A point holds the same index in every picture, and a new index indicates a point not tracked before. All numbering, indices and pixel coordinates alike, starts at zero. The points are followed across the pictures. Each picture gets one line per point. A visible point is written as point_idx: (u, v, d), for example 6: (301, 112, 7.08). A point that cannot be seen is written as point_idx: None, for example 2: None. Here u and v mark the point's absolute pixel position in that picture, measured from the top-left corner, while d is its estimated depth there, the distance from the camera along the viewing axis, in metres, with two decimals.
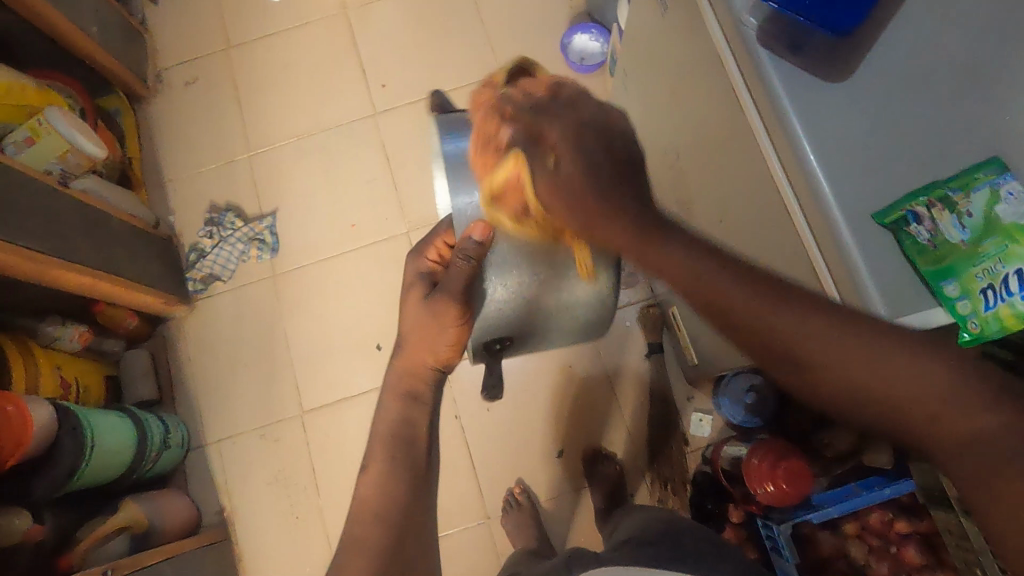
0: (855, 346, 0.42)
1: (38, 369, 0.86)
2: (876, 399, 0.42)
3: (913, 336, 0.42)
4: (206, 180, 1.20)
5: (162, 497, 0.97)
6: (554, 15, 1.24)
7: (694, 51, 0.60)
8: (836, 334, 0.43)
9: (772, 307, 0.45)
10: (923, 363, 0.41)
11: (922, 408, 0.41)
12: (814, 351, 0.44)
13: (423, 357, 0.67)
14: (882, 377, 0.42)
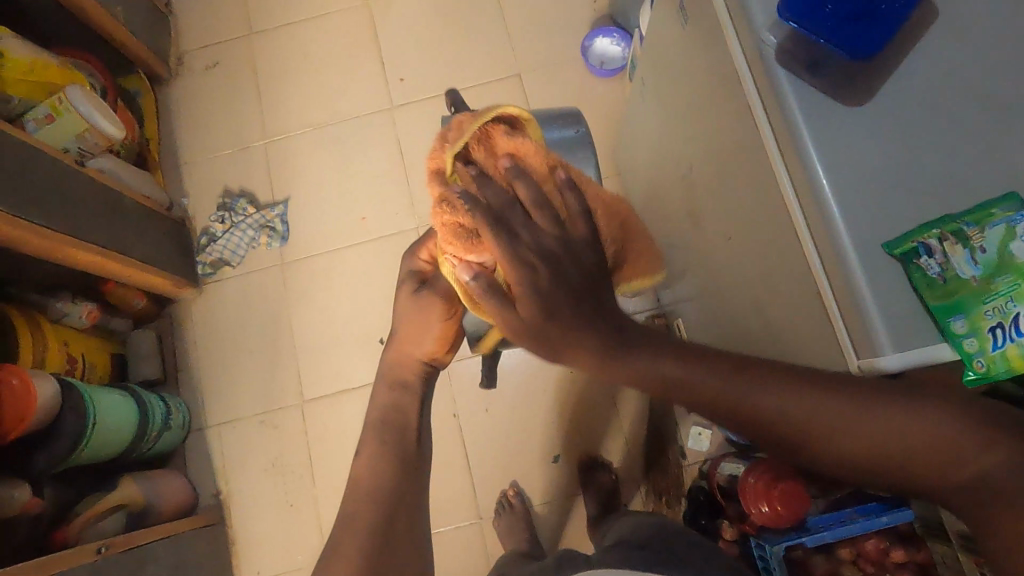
0: (848, 418, 0.45)
1: (46, 344, 0.87)
2: (872, 457, 0.45)
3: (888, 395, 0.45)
4: (221, 165, 1.21)
5: (160, 477, 0.98)
6: (577, 16, 1.23)
7: (711, 65, 0.59)
8: (810, 413, 0.46)
9: (748, 392, 0.48)
10: (908, 416, 0.44)
11: (917, 463, 0.44)
12: (796, 428, 0.47)
13: (410, 352, 0.65)
14: (870, 443, 0.45)
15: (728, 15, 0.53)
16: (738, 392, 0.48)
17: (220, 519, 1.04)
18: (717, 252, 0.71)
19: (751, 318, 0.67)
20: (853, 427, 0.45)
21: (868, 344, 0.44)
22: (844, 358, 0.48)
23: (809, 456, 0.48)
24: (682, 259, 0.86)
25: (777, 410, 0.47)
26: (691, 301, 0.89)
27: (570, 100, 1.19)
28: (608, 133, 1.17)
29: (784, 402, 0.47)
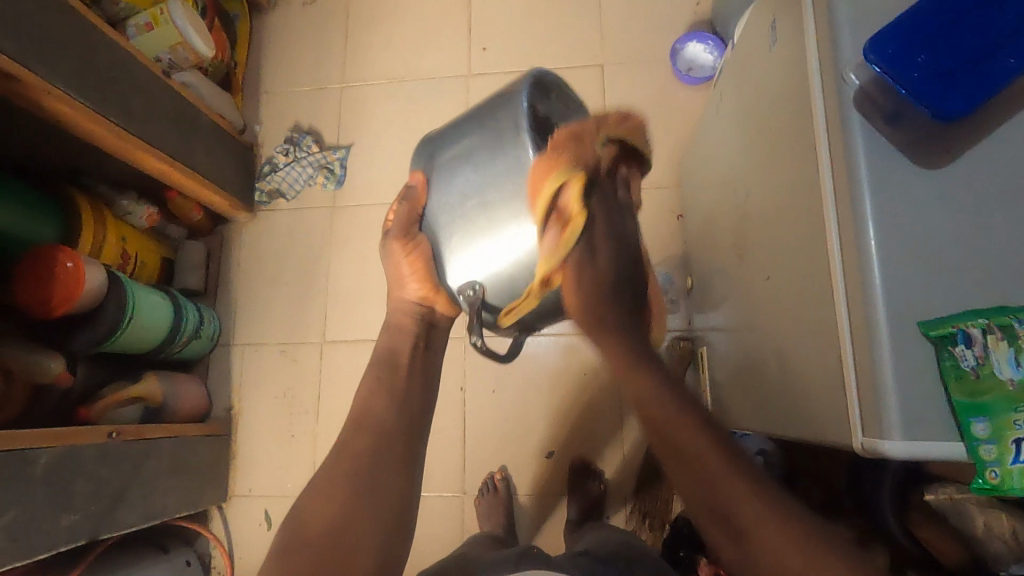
0: (775, 522, 0.51)
1: (105, 236, 0.93)
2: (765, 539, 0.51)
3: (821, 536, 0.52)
4: (297, 100, 1.25)
5: (181, 380, 1.04)
6: (675, 16, 1.18)
7: (787, 94, 0.56)
8: (755, 514, 0.52)
9: (728, 480, 0.54)
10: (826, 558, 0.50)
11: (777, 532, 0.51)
12: (735, 513, 0.52)
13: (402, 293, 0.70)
14: (804, 549, 0.50)
15: (815, 41, 0.49)
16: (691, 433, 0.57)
17: (226, 432, 1.10)
18: (754, 289, 0.68)
19: (772, 365, 0.64)
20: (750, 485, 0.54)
21: (877, 423, 0.42)
22: (852, 434, 0.46)
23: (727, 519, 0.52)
24: (722, 285, 0.83)
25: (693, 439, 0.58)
26: (720, 332, 0.85)
27: (649, 101, 1.15)
28: (679, 142, 1.13)
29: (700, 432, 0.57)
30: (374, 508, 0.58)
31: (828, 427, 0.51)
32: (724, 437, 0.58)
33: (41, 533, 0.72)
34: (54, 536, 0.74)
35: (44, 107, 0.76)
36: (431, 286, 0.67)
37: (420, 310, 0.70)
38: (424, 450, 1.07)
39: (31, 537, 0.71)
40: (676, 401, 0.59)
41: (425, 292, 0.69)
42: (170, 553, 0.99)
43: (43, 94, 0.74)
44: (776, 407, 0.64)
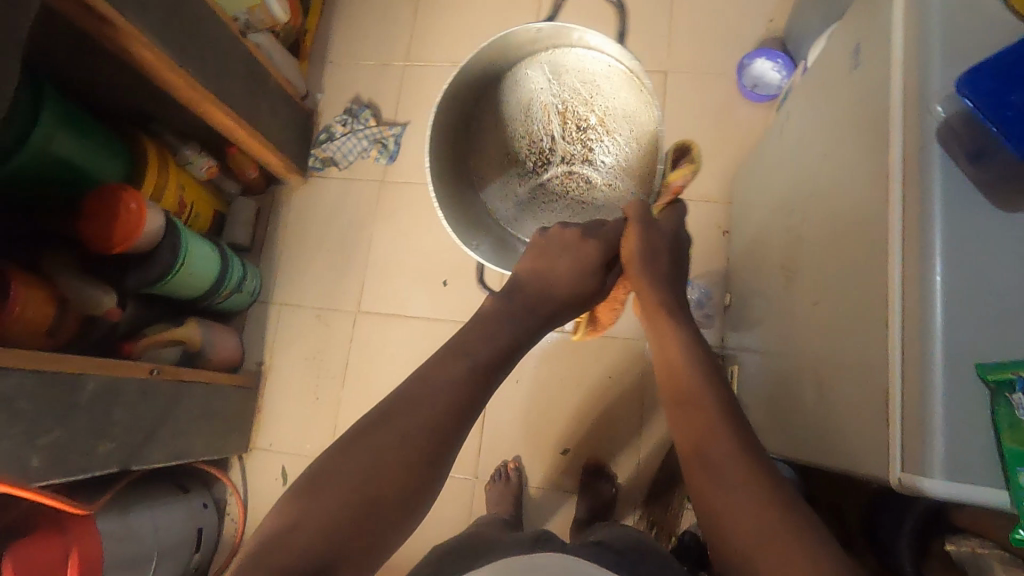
0: (729, 420, 0.57)
1: (167, 183, 0.97)
2: (730, 476, 0.53)
3: (758, 455, 0.54)
4: (360, 73, 1.27)
5: (219, 331, 1.08)
6: (746, 30, 1.17)
7: (863, 118, 0.55)
8: (711, 396, 0.59)
9: (685, 350, 0.64)
10: (752, 460, 0.54)
11: (732, 473, 0.53)
12: (683, 380, 0.61)
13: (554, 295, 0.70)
14: (730, 422, 0.57)
15: (901, 68, 0.49)
16: (682, 335, 0.66)
17: (255, 386, 1.13)
18: (798, 312, 0.67)
19: (807, 391, 0.64)
20: (744, 446, 0.55)
21: (919, 461, 0.42)
22: (890, 470, 0.46)
23: (688, 400, 0.60)
24: (763, 305, 0.82)
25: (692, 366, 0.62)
26: (755, 351, 0.84)
27: (708, 114, 1.14)
28: (736, 156, 1.11)
29: (715, 391, 0.60)
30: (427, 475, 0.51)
31: (862, 460, 0.50)
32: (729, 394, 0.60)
33: (80, 455, 0.76)
34: (93, 460, 0.78)
35: (130, 52, 0.79)
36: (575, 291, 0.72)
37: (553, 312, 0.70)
38: None
39: (73, 457, 0.75)
40: (678, 317, 0.68)
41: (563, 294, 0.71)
42: (189, 493, 1.03)
43: (132, 41, 0.77)
44: (806, 433, 0.64)
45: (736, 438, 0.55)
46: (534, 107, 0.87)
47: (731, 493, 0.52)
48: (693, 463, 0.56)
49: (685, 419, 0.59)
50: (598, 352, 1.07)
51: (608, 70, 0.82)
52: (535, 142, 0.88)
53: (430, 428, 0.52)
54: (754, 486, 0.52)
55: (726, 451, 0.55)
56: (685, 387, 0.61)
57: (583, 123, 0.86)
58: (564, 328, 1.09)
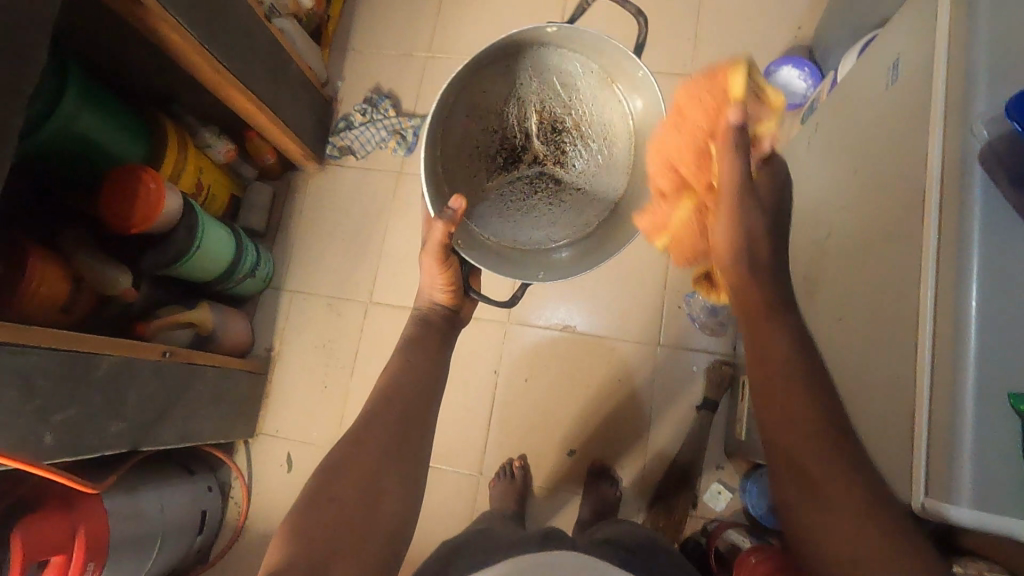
0: (828, 420, 0.53)
1: (185, 164, 0.97)
2: (829, 489, 0.50)
3: (857, 458, 0.51)
4: (381, 62, 1.26)
5: (231, 315, 1.08)
6: (774, 37, 1.15)
7: (899, 136, 0.54)
8: (805, 390, 0.54)
9: (773, 332, 0.58)
10: (852, 469, 0.50)
11: (829, 487, 0.50)
12: (780, 377, 0.55)
13: (431, 290, 0.78)
14: (826, 420, 0.53)
15: (944, 85, 0.48)
16: (772, 321, 0.59)
17: (265, 371, 1.14)
18: (819, 326, 0.66)
19: None
20: (839, 449, 0.51)
21: (947, 489, 0.42)
22: (913, 494, 0.46)
23: (777, 398, 0.54)
24: None
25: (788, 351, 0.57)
26: None
27: None
28: None
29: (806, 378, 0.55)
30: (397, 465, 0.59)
31: (882, 483, 0.50)
32: (826, 384, 0.56)
33: (92, 434, 0.76)
34: (103, 439, 0.78)
35: (158, 33, 0.79)
36: (450, 286, 0.76)
37: (439, 310, 0.78)
38: (450, 422, 1.09)
39: (85, 436, 0.75)
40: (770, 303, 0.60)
41: (437, 292, 0.78)
42: (195, 475, 1.04)
43: (158, 21, 0.76)
44: None
45: (832, 442, 0.52)
46: (506, 95, 0.70)
47: (829, 507, 0.49)
48: (783, 468, 0.52)
49: (770, 423, 0.55)
50: (608, 355, 1.07)
51: (591, 76, 0.70)
52: (504, 137, 0.72)
53: (396, 429, 0.61)
54: (859, 501, 0.49)
55: (818, 458, 0.51)
56: (772, 383, 0.56)
57: (560, 124, 0.72)
58: (575, 329, 1.09)
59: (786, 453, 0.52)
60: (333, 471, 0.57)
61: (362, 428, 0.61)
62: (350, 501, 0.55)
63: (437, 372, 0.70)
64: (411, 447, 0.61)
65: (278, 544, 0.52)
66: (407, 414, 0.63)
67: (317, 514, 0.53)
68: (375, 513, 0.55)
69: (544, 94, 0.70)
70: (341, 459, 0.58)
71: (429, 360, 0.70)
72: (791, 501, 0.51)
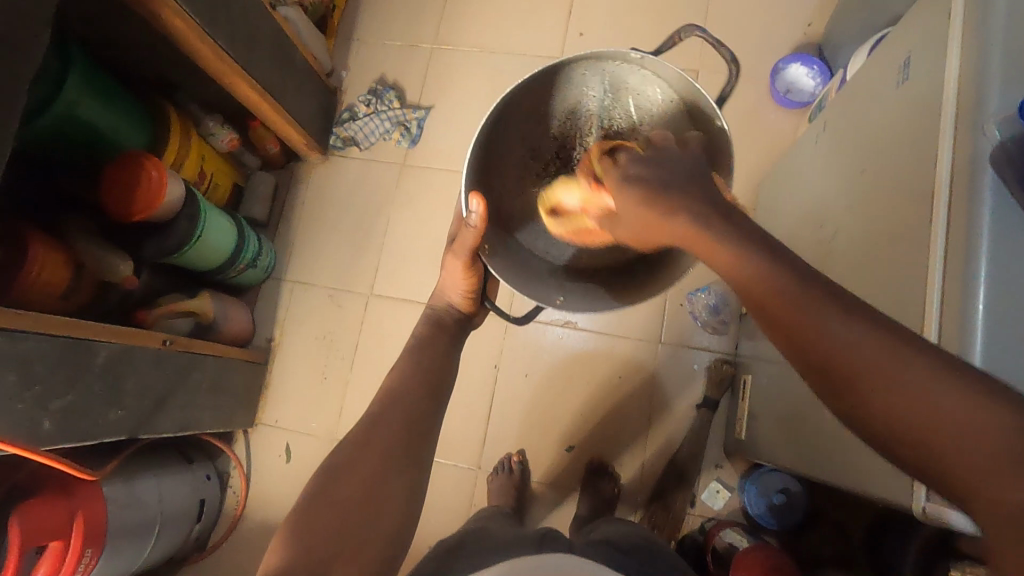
0: (842, 303, 0.39)
1: (187, 152, 0.96)
2: (894, 383, 0.36)
3: (893, 337, 0.38)
4: (386, 53, 1.26)
5: (232, 305, 1.08)
6: (782, 34, 1.14)
7: (908, 135, 0.53)
8: (801, 288, 0.40)
9: (732, 249, 0.42)
10: (901, 351, 0.37)
11: (885, 380, 0.37)
12: (766, 292, 0.41)
13: (450, 294, 0.77)
14: (844, 308, 0.39)
15: (956, 84, 0.47)
16: (732, 251, 0.42)
17: (264, 361, 1.14)
18: None
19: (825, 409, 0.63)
20: (875, 331, 0.38)
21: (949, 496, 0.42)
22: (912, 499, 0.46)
23: (785, 308, 0.40)
24: None
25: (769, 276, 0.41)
26: (768, 360, 0.84)
27: (738, 117, 1.12)
28: (763, 161, 1.10)
29: (794, 277, 0.41)
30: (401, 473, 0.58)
31: (882, 486, 0.50)
32: (833, 283, 0.40)
33: (90, 421, 0.76)
34: (102, 426, 0.78)
35: (162, 20, 0.78)
36: (471, 292, 0.76)
37: (452, 315, 0.77)
38: (449, 416, 1.08)
39: (84, 422, 0.75)
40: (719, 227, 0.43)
41: (458, 298, 0.77)
42: (194, 464, 1.04)
43: (162, 7, 0.75)
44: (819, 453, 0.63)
45: (865, 326, 0.38)
46: (575, 115, 0.70)
47: (909, 410, 0.36)
48: (831, 384, 0.39)
49: (793, 333, 0.40)
50: (608, 352, 1.06)
51: (669, 105, 0.67)
52: (562, 150, 0.71)
53: (401, 438, 0.60)
54: (929, 386, 0.35)
55: (861, 355, 0.38)
56: (762, 293, 0.41)
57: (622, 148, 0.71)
58: (576, 325, 1.08)
59: (826, 366, 0.39)
60: (335, 478, 0.56)
61: (368, 434, 0.60)
62: (352, 510, 0.54)
63: (444, 377, 0.69)
64: (415, 453, 0.60)
65: (285, 540, 0.52)
66: (415, 420, 0.62)
67: (324, 512, 0.54)
68: (376, 520, 0.55)
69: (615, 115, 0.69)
70: (343, 467, 0.57)
71: (436, 365, 0.69)
72: (871, 426, 0.38)
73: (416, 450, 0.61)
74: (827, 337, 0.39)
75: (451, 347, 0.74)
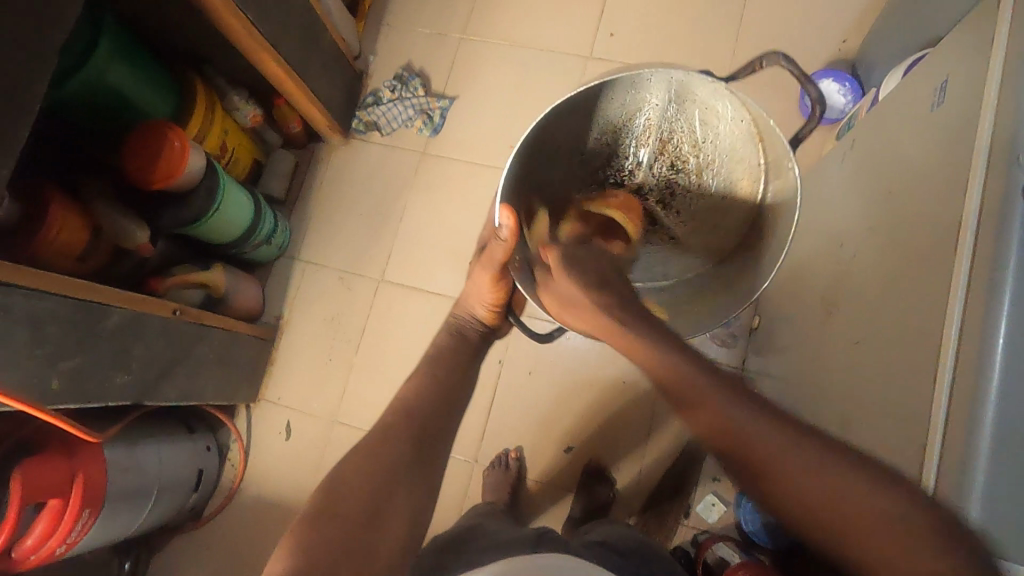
0: (784, 429, 0.47)
1: (211, 125, 0.97)
2: (827, 501, 0.43)
3: (833, 451, 0.45)
4: (414, 40, 1.25)
5: (244, 280, 1.08)
6: (816, 48, 1.12)
7: (940, 160, 0.52)
8: (746, 417, 0.48)
9: (694, 387, 0.51)
10: (836, 470, 0.44)
11: (824, 496, 0.43)
12: (716, 419, 0.49)
13: (473, 307, 0.79)
14: (780, 430, 0.47)
15: (995, 111, 0.46)
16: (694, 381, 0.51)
17: (271, 338, 1.14)
18: (833, 348, 0.65)
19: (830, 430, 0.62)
20: (816, 448, 0.45)
21: None
22: None
23: (733, 435, 0.48)
24: (793, 334, 0.80)
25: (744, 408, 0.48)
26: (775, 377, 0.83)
27: None
28: None
29: (741, 404, 0.49)
30: (405, 494, 0.58)
31: None
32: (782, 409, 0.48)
33: (97, 383, 0.76)
34: (108, 389, 0.78)
35: None
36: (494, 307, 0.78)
37: (473, 325, 0.80)
38: None
39: (91, 384, 0.75)
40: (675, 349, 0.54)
41: (480, 311, 0.79)
42: (195, 433, 1.05)
43: None
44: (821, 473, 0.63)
45: (802, 447, 0.46)
46: (634, 119, 0.74)
47: (839, 526, 0.43)
48: (788, 508, 0.45)
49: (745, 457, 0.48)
50: (614, 355, 1.06)
51: (738, 127, 0.68)
52: (615, 159, 0.79)
53: (408, 459, 0.60)
54: (858, 504, 0.42)
55: (799, 476, 0.45)
56: (717, 420, 0.49)
57: (679, 159, 0.77)
58: None
59: (771, 488, 0.46)
60: (340, 489, 0.56)
61: (376, 449, 0.60)
62: (354, 525, 0.54)
63: (452, 405, 0.69)
64: (420, 478, 0.60)
65: (292, 544, 0.52)
66: (422, 447, 0.62)
67: (327, 524, 0.53)
68: (377, 538, 0.54)
69: (680, 130, 0.73)
70: (348, 480, 0.57)
71: (450, 387, 0.71)
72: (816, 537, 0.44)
73: (420, 474, 0.61)
74: (768, 454, 0.46)
75: (472, 360, 0.77)
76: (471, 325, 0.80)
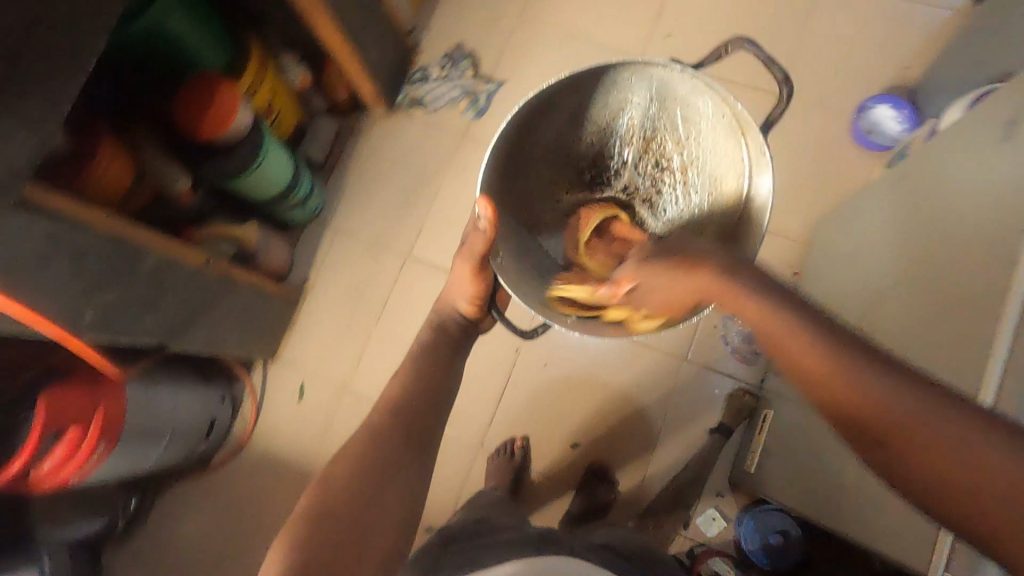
0: (901, 376, 0.42)
1: (262, 83, 0.98)
2: (943, 460, 0.39)
3: (966, 407, 0.40)
4: (469, 21, 1.25)
5: (276, 239, 1.09)
6: (877, 72, 1.10)
7: (1002, 197, 0.51)
8: (846, 364, 0.44)
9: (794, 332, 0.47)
10: (960, 427, 0.39)
11: (947, 457, 0.39)
12: (813, 362, 0.45)
13: (452, 299, 0.79)
14: (900, 383, 0.42)
15: None
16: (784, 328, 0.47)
17: (295, 300, 1.16)
18: None
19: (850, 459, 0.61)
20: (940, 402, 0.41)
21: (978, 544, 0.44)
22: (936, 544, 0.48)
23: (832, 379, 0.44)
24: None
25: (814, 345, 0.46)
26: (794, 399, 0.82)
27: (812, 149, 1.09)
28: (828, 199, 1.06)
29: (853, 352, 0.44)
30: (395, 493, 0.59)
31: None
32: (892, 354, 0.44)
33: (127, 321, 0.78)
34: (137, 329, 0.80)
35: None
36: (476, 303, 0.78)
37: (457, 320, 0.80)
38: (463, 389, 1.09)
39: (121, 321, 0.77)
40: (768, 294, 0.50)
41: (463, 304, 0.79)
42: (211, 382, 1.07)
43: None
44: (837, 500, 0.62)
45: (919, 398, 0.41)
46: (614, 117, 0.78)
47: (963, 490, 0.38)
48: (889, 450, 0.42)
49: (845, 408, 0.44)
50: (631, 358, 1.05)
51: (714, 123, 0.70)
52: (597, 161, 0.84)
53: (395, 456, 0.61)
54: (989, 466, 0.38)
55: (917, 429, 0.40)
56: (810, 366, 0.46)
57: (661, 156, 0.80)
58: None
59: (880, 441, 0.42)
60: (325, 493, 0.57)
61: (361, 450, 0.61)
62: (342, 525, 0.55)
63: (438, 400, 0.70)
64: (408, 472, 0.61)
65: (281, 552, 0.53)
66: (408, 442, 0.63)
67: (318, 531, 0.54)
68: (367, 538, 0.55)
69: (653, 124, 0.77)
70: (332, 483, 0.58)
71: (436, 385, 0.71)
72: (926, 500, 0.40)
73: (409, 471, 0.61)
74: (875, 399, 0.42)
75: (453, 357, 0.76)
76: (456, 320, 0.80)
